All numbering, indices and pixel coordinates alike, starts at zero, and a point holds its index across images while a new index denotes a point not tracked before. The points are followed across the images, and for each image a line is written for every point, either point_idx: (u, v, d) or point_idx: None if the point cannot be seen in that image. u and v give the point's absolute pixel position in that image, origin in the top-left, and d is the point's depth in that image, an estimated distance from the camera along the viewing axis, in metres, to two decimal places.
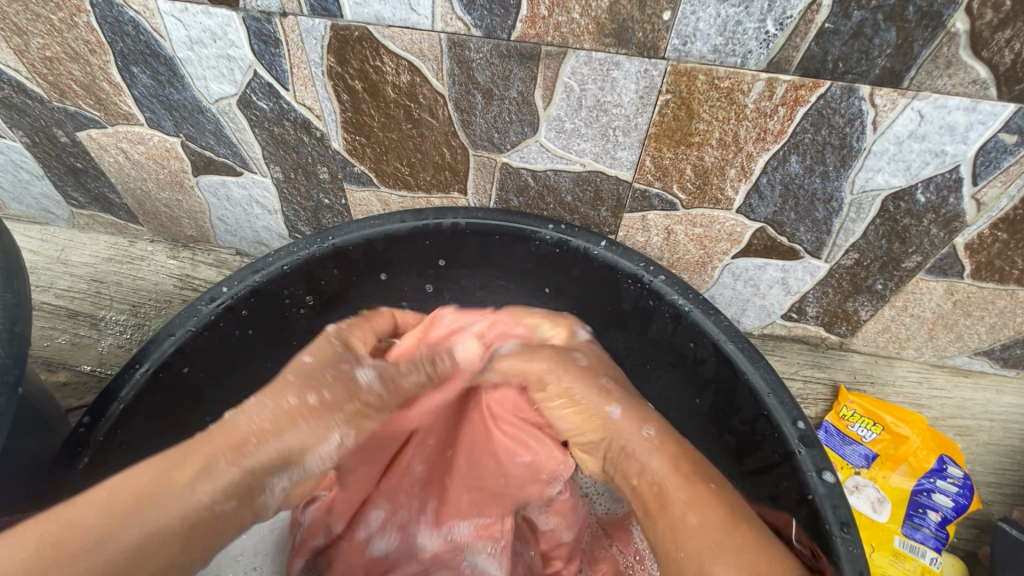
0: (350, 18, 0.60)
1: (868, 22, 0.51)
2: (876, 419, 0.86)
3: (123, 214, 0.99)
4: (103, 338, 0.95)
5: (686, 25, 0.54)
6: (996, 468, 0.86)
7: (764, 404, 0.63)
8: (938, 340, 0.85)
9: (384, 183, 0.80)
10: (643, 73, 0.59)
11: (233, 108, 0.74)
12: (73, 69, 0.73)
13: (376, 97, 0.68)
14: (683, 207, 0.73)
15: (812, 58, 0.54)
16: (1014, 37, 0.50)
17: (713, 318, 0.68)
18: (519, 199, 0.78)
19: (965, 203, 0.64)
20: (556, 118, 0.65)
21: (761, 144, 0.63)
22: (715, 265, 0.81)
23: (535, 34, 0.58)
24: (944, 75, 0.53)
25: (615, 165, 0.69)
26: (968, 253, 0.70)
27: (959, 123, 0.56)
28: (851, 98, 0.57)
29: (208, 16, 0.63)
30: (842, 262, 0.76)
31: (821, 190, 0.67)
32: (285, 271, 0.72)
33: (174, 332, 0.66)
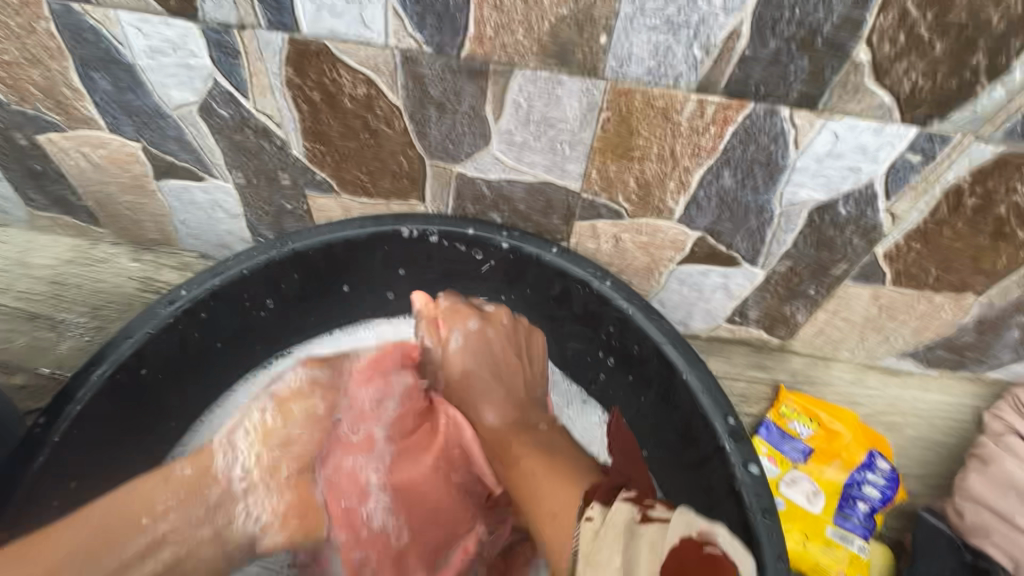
0: (307, 33, 0.63)
1: (784, 50, 0.56)
2: (812, 416, 0.91)
3: (84, 217, 0.99)
4: (63, 340, 0.96)
5: (621, 49, 0.58)
6: (921, 461, 0.92)
7: (699, 402, 0.67)
8: (868, 342, 0.91)
9: (345, 189, 0.82)
10: (585, 92, 0.63)
11: (194, 115, 0.75)
12: (32, 73, 0.74)
13: (334, 107, 0.71)
14: (629, 216, 0.77)
15: (737, 81, 0.59)
16: (910, 68, 0.55)
17: (654, 321, 0.72)
18: (475, 207, 0.81)
19: (881, 215, 0.70)
20: (506, 131, 0.69)
21: (696, 158, 0.68)
22: (661, 271, 0.85)
23: (483, 53, 0.61)
24: (853, 100, 0.59)
25: (564, 176, 0.73)
26: (888, 261, 0.76)
27: (869, 143, 0.62)
28: (773, 119, 0.62)
29: (167, 26, 0.65)
30: (777, 269, 0.81)
31: (753, 203, 0.72)
32: (245, 274, 0.74)
33: (132, 334, 0.67)
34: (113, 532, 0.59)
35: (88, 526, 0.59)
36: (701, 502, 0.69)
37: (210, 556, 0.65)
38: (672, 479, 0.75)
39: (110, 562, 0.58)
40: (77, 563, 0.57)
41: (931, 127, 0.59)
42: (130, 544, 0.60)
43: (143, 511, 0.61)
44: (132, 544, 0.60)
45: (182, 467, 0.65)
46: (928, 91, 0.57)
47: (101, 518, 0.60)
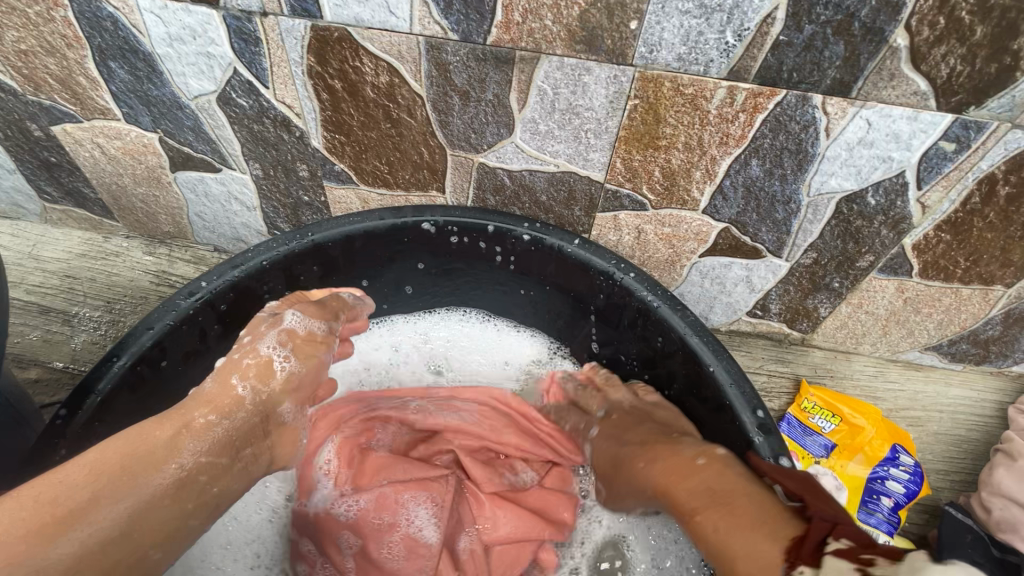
0: (330, 20, 0.62)
1: (819, 35, 0.55)
2: (834, 411, 0.90)
3: (97, 209, 0.98)
4: (76, 335, 0.95)
5: (652, 35, 0.57)
6: (945, 456, 0.91)
7: (726, 394, 0.66)
8: (891, 336, 0.90)
9: (364, 181, 0.81)
10: (613, 79, 0.62)
11: (212, 105, 0.74)
12: (48, 62, 0.73)
13: (355, 96, 0.69)
14: (652, 207, 0.76)
15: (769, 67, 0.58)
16: (949, 53, 0.54)
17: (679, 313, 0.71)
18: (496, 199, 0.80)
19: (912, 206, 0.69)
20: (530, 120, 0.68)
21: (724, 147, 0.67)
22: (683, 263, 0.84)
23: (510, 39, 0.60)
24: (888, 86, 0.57)
25: (588, 166, 0.72)
26: (916, 253, 0.75)
27: (903, 131, 0.61)
28: (806, 106, 0.60)
29: (187, 13, 0.64)
30: (802, 261, 0.80)
31: (781, 193, 0.71)
32: (265, 266, 0.73)
33: (153, 325, 0.66)
34: (140, 452, 0.51)
35: (111, 455, 0.50)
36: None
37: (236, 485, 0.57)
38: None
39: (110, 512, 0.47)
40: (86, 497, 0.46)
41: (968, 114, 0.58)
42: (148, 490, 0.49)
43: (167, 453, 0.52)
44: (162, 481, 0.50)
45: (206, 414, 0.56)
46: (967, 77, 0.55)
47: (118, 454, 0.50)
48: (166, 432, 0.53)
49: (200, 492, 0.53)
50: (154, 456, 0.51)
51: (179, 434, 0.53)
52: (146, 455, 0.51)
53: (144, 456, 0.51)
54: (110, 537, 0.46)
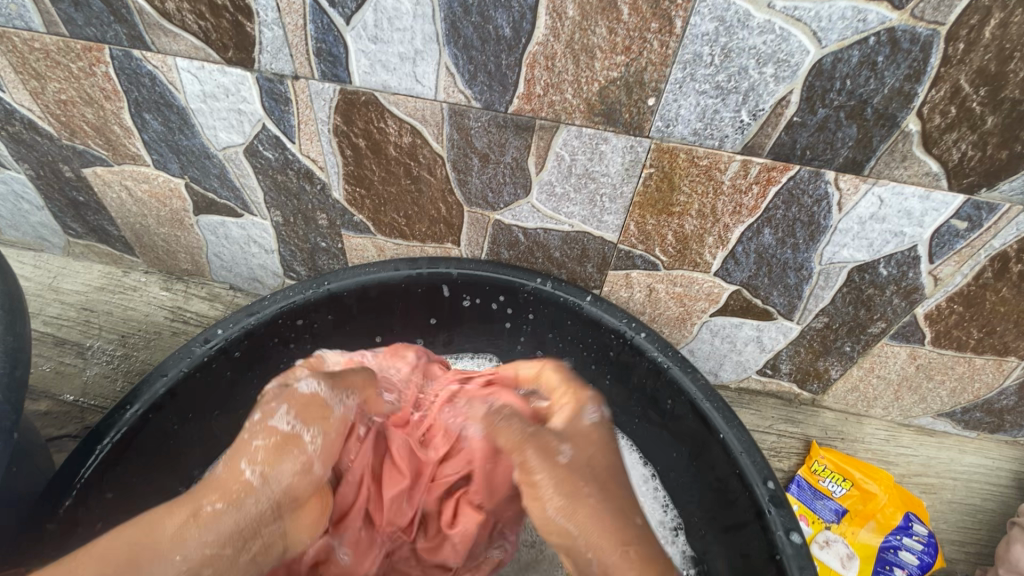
0: (358, 84, 0.64)
1: (832, 118, 0.56)
2: (845, 474, 0.89)
3: (119, 246, 1.00)
4: (88, 367, 0.96)
5: (668, 111, 0.59)
6: (960, 527, 0.89)
7: (737, 462, 0.66)
8: (903, 401, 0.89)
9: (382, 231, 0.83)
10: (629, 149, 0.63)
11: (239, 156, 0.77)
12: (85, 111, 0.76)
13: (378, 154, 0.72)
14: (664, 267, 0.77)
15: (783, 145, 0.59)
16: (960, 139, 0.55)
17: (689, 375, 0.71)
18: (510, 253, 0.82)
19: (924, 277, 0.69)
20: (547, 182, 0.70)
21: (737, 217, 0.68)
22: (694, 322, 0.84)
23: (530, 109, 0.62)
24: (900, 167, 0.59)
25: (602, 227, 0.74)
26: (928, 322, 0.75)
27: (914, 209, 0.62)
28: (818, 182, 0.62)
29: (223, 74, 0.67)
30: (813, 325, 0.80)
31: (792, 260, 0.71)
32: (280, 314, 0.74)
33: (167, 372, 0.67)
34: (147, 537, 0.45)
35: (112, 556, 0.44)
36: (738, 565, 0.67)
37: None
38: (707, 540, 0.73)
39: None
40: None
41: (979, 195, 0.59)
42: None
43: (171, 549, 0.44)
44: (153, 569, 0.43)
45: (214, 501, 0.47)
46: (978, 161, 0.56)
47: (114, 547, 0.45)
48: (173, 523, 0.45)
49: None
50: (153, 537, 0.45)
51: (185, 524, 0.45)
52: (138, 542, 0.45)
53: (150, 543, 0.45)
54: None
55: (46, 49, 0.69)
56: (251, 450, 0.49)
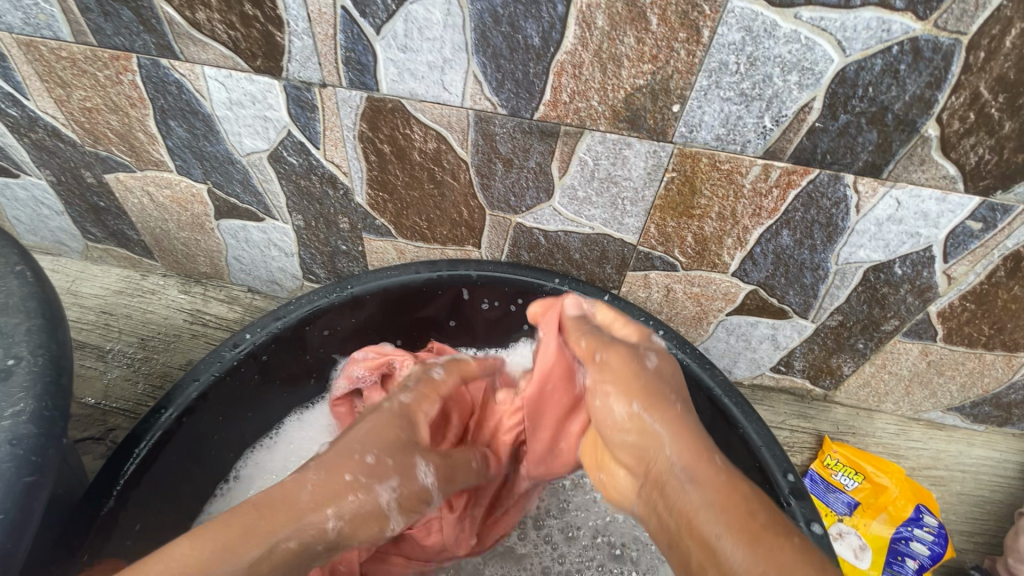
0: (386, 92, 0.65)
1: (853, 124, 0.58)
2: (858, 469, 0.91)
3: (138, 250, 1.01)
4: (110, 370, 0.97)
5: (693, 117, 0.60)
6: (969, 518, 0.91)
7: (757, 456, 0.68)
8: (913, 396, 0.91)
9: (403, 234, 0.84)
10: (652, 154, 0.65)
11: (263, 162, 0.78)
12: (110, 119, 0.77)
13: (402, 159, 0.73)
14: (683, 268, 0.78)
15: (804, 149, 0.61)
16: (978, 144, 0.57)
17: (708, 371, 0.73)
18: (530, 254, 0.83)
19: (938, 276, 0.71)
20: (570, 186, 0.71)
21: (756, 218, 0.69)
22: (710, 321, 0.86)
23: (556, 115, 0.63)
24: (918, 170, 0.60)
25: (622, 230, 0.75)
26: (941, 320, 0.77)
27: (931, 210, 0.63)
28: (838, 185, 0.63)
29: (250, 82, 0.68)
30: (827, 323, 0.82)
31: (809, 261, 0.73)
32: (306, 317, 0.75)
33: (199, 376, 0.68)
34: (261, 523, 0.48)
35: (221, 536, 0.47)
36: None
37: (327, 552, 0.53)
38: None
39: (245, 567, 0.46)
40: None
41: (994, 197, 0.61)
42: (250, 557, 0.46)
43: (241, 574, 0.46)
44: (250, 553, 0.46)
45: (289, 536, 0.49)
46: (994, 165, 0.58)
47: (198, 547, 0.46)
48: (252, 546, 0.47)
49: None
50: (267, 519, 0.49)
51: (263, 555, 0.47)
52: (259, 516, 0.49)
53: (264, 523, 0.48)
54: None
55: (73, 57, 0.70)
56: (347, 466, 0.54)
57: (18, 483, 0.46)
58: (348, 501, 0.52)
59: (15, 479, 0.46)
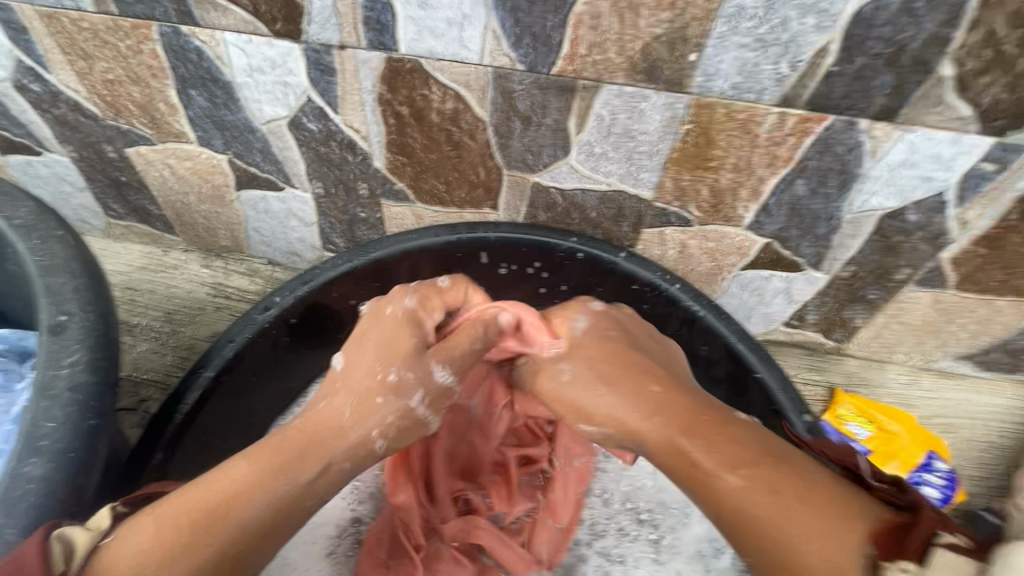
0: (404, 52, 0.66)
1: (869, 67, 0.59)
2: (871, 417, 0.93)
3: (159, 225, 1.03)
4: (138, 344, 1.00)
5: (709, 65, 0.61)
6: (978, 463, 0.94)
7: (775, 399, 0.70)
8: (925, 345, 0.93)
9: (421, 199, 0.86)
10: (669, 105, 0.66)
11: (283, 129, 0.79)
12: (132, 90, 0.78)
13: (421, 121, 0.74)
14: (698, 223, 0.80)
15: (819, 95, 0.62)
16: (992, 83, 0.57)
17: (724, 321, 0.75)
18: (546, 215, 0.85)
19: (950, 222, 0.72)
20: (586, 143, 0.72)
21: (771, 168, 0.70)
22: (724, 276, 0.88)
23: (573, 70, 0.64)
24: (933, 112, 0.61)
25: (638, 185, 0.76)
26: (952, 266, 0.78)
27: (945, 153, 0.64)
28: (852, 131, 0.64)
29: (270, 47, 0.69)
30: (840, 274, 0.83)
31: (823, 210, 0.74)
32: (331, 281, 0.77)
33: (234, 339, 0.71)
34: (313, 448, 0.53)
35: (268, 458, 0.51)
36: None
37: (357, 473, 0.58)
38: None
39: (281, 492, 0.50)
40: (214, 513, 0.47)
41: (1008, 137, 0.62)
42: (306, 476, 0.52)
43: (307, 495, 0.52)
44: (307, 471, 0.52)
45: (342, 461, 0.55)
46: (1008, 104, 0.59)
47: (252, 482, 0.50)
48: (306, 473, 0.52)
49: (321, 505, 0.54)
50: (324, 436, 0.55)
51: (320, 475, 0.53)
52: (314, 439, 0.54)
53: (314, 442, 0.54)
54: (245, 544, 0.48)
55: (94, 28, 0.71)
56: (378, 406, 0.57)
57: (82, 425, 0.49)
58: (386, 420, 0.57)
59: (79, 422, 0.49)
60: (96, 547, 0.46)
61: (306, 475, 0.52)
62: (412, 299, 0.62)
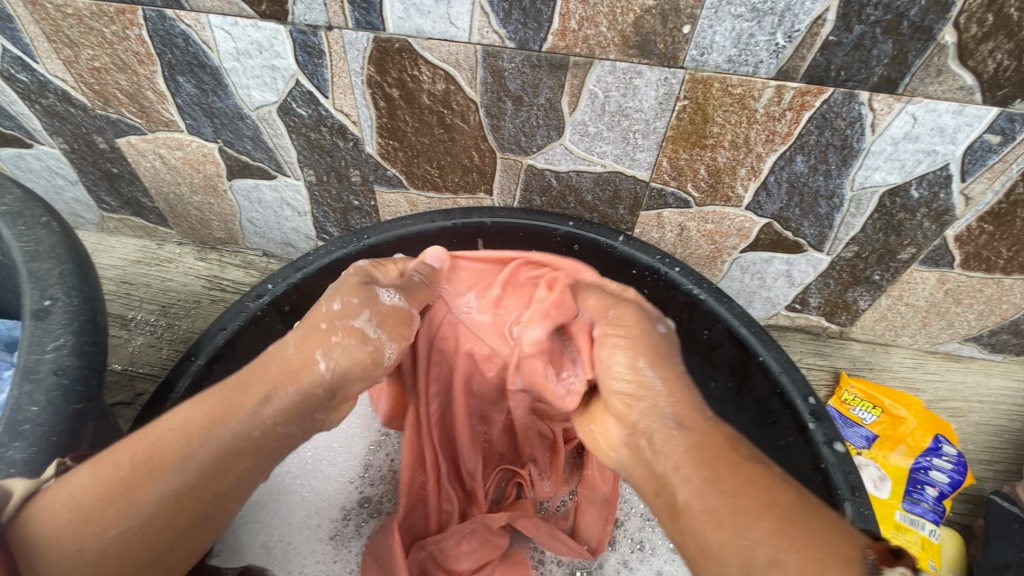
0: (392, 31, 0.65)
1: (868, 35, 0.57)
2: (875, 402, 0.91)
3: (153, 218, 1.03)
4: (134, 338, 0.99)
5: (703, 38, 0.60)
6: (987, 447, 0.92)
7: (778, 382, 0.68)
8: (930, 328, 0.91)
9: (414, 185, 0.85)
10: (663, 81, 0.64)
11: (272, 116, 0.78)
12: (119, 78, 0.77)
13: (411, 104, 0.73)
14: (696, 204, 0.78)
15: (817, 67, 0.60)
16: (996, 49, 0.56)
17: (725, 304, 0.73)
18: (542, 199, 0.83)
19: (955, 198, 0.71)
20: (580, 122, 0.71)
21: (769, 145, 0.69)
22: (724, 259, 0.86)
23: (565, 46, 0.63)
24: (935, 82, 0.59)
25: (634, 166, 0.75)
26: (958, 244, 0.76)
27: (948, 125, 0.62)
28: (852, 103, 0.62)
29: (257, 29, 0.67)
30: (843, 255, 0.82)
31: (824, 188, 0.72)
32: (324, 269, 0.76)
33: (225, 326, 0.70)
34: (257, 381, 0.52)
35: (211, 399, 0.49)
36: None
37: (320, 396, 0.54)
38: None
39: (218, 432, 0.48)
40: (154, 459, 0.45)
41: (1013, 107, 0.60)
42: (251, 406, 0.50)
43: (252, 424, 0.49)
44: (250, 403, 0.50)
45: (286, 386, 0.52)
46: (1013, 71, 0.57)
47: (195, 419, 0.48)
48: (243, 399, 0.50)
49: (279, 441, 0.51)
50: (269, 374, 0.52)
51: (262, 399, 0.51)
52: (260, 372, 0.52)
53: (260, 377, 0.52)
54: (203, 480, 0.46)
55: (79, 14, 0.70)
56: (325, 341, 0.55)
57: (66, 409, 0.48)
58: (334, 345, 0.55)
59: (63, 406, 0.48)
60: (36, 492, 0.44)
61: (248, 408, 0.50)
62: (367, 263, 0.64)
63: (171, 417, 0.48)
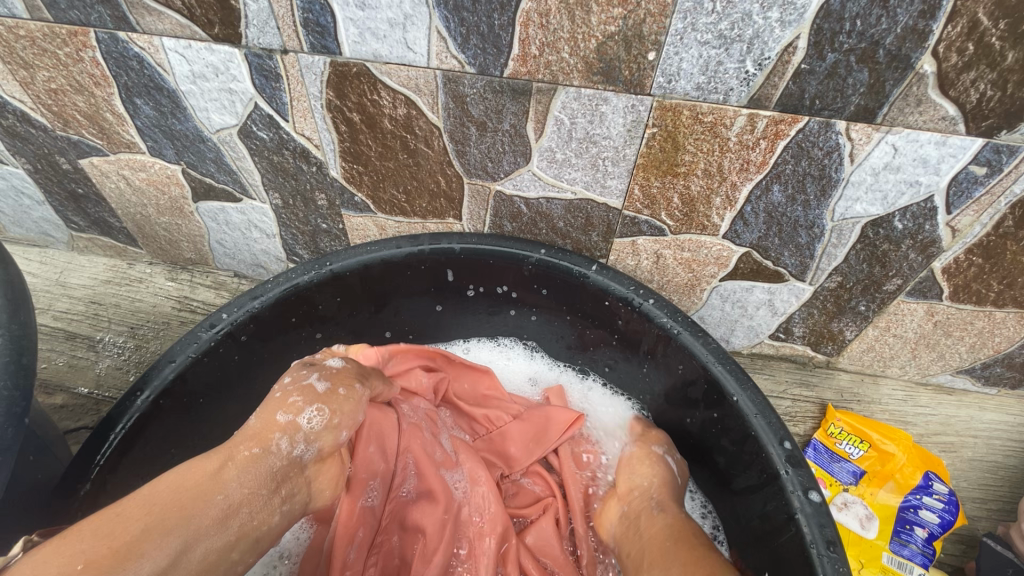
0: (349, 56, 0.62)
1: (842, 63, 0.54)
2: (863, 436, 0.87)
3: (122, 238, 1.00)
4: (101, 360, 0.96)
5: (670, 65, 0.57)
6: (980, 484, 0.87)
7: (751, 424, 0.65)
8: (921, 359, 0.87)
9: (381, 209, 0.82)
10: (631, 108, 0.61)
11: (233, 138, 0.76)
12: (76, 100, 0.75)
13: (373, 128, 0.70)
14: (671, 232, 0.75)
15: (791, 95, 0.57)
16: (979, 78, 0.52)
17: (700, 339, 0.70)
18: (512, 225, 0.80)
19: (941, 230, 0.67)
20: (547, 149, 0.68)
21: (744, 174, 0.66)
22: (703, 287, 0.83)
23: (526, 72, 0.60)
24: (915, 112, 0.56)
25: (605, 193, 0.72)
26: (946, 276, 0.73)
27: (931, 155, 0.59)
28: (829, 133, 0.59)
29: (211, 52, 0.65)
30: (826, 285, 0.78)
31: (803, 218, 0.69)
32: (283, 296, 0.74)
33: (175, 358, 0.67)
34: (192, 495, 0.48)
35: (161, 491, 0.48)
36: (755, 529, 0.66)
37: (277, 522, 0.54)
38: (725, 504, 0.72)
39: (163, 545, 0.44)
40: (142, 530, 0.44)
41: (999, 138, 0.56)
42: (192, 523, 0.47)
43: (216, 488, 0.49)
44: (205, 513, 0.48)
45: (250, 447, 0.54)
46: (998, 102, 0.54)
47: (171, 489, 0.48)
48: (210, 468, 0.51)
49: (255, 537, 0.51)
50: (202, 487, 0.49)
51: (223, 467, 0.51)
52: (198, 484, 0.49)
53: (195, 488, 0.49)
54: (196, 544, 0.46)
55: (32, 36, 0.68)
56: (287, 404, 0.58)
57: None
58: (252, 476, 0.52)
59: None
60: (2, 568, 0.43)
61: (205, 520, 0.48)
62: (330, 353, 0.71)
63: (78, 535, 0.43)
